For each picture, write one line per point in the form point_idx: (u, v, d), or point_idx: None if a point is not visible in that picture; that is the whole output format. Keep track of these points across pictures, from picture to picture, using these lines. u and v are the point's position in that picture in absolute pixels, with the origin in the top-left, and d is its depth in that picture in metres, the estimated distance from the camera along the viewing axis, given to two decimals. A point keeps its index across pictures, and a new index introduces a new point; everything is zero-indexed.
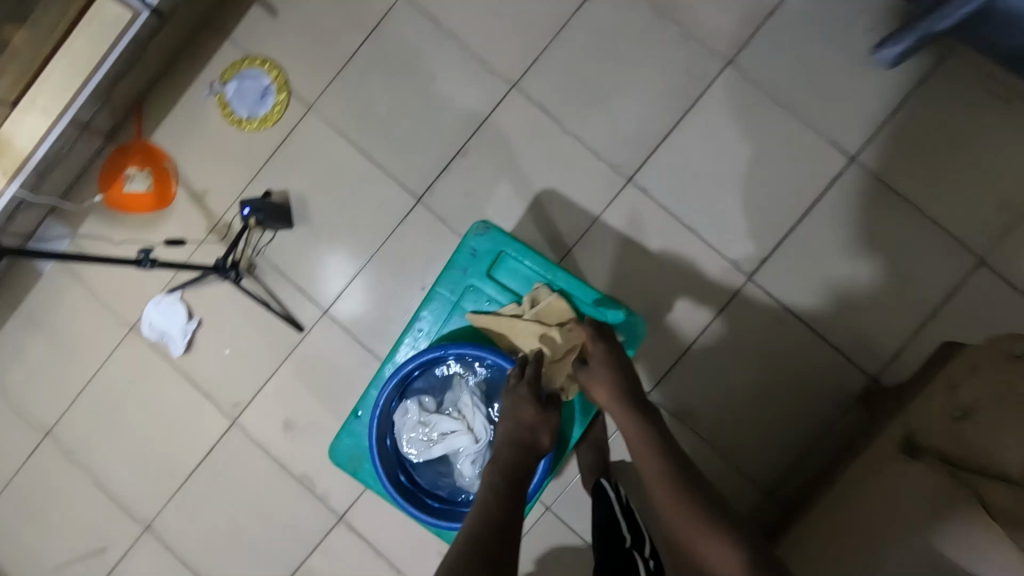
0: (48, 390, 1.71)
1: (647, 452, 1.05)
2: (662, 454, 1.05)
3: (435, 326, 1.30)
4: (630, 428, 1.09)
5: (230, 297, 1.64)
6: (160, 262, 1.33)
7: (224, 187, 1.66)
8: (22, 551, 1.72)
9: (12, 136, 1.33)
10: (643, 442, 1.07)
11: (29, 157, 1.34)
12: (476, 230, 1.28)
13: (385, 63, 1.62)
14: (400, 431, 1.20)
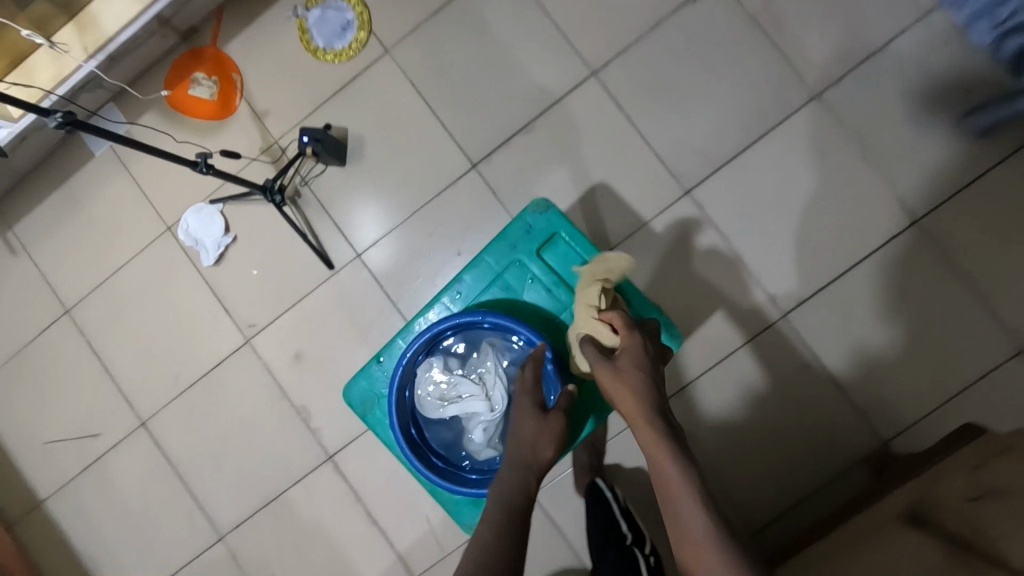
0: (76, 271, 1.74)
1: (668, 473, 0.93)
2: (685, 475, 0.92)
3: (473, 292, 1.30)
4: (649, 441, 0.97)
5: (269, 220, 1.65)
6: (216, 170, 1.31)
7: (286, 111, 1.65)
8: (18, 418, 1.76)
9: (100, 15, 1.33)
10: (666, 461, 0.94)
11: (112, 39, 1.33)
12: (536, 207, 1.27)
13: (471, 23, 1.60)
14: (420, 385, 1.21)
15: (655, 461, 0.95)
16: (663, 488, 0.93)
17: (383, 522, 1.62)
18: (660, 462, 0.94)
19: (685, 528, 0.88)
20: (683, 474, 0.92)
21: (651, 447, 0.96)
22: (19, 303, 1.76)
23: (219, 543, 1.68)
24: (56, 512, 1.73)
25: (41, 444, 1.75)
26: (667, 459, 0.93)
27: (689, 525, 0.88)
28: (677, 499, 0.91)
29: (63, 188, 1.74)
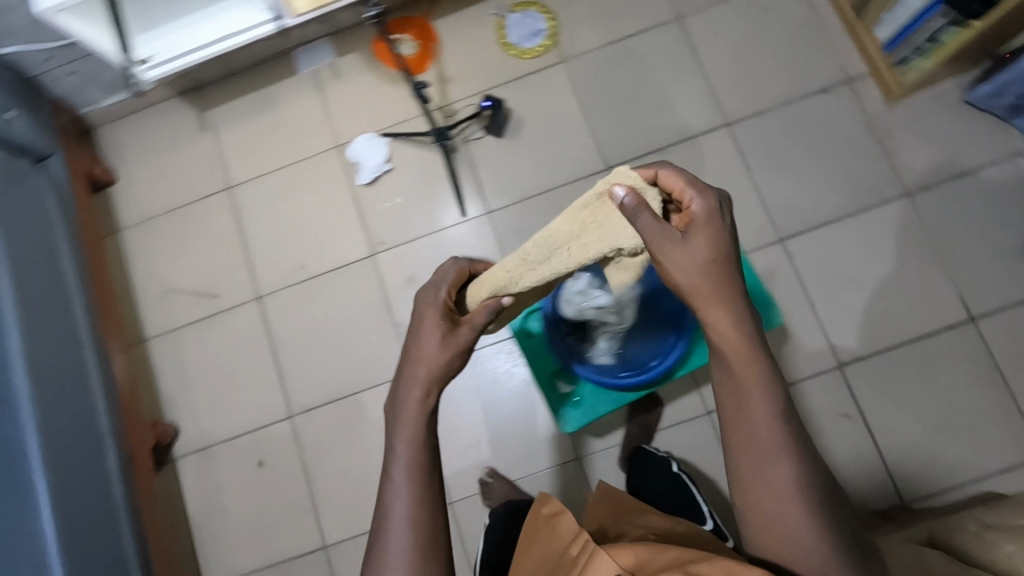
0: (247, 157, 2.02)
1: (752, 391, 0.97)
2: (770, 400, 0.97)
3: None
4: (731, 355, 0.99)
5: (425, 163, 1.93)
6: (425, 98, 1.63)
7: (467, 83, 1.97)
8: (151, 265, 1.98)
9: None
10: (753, 383, 0.97)
11: None
12: None
13: (638, 59, 1.94)
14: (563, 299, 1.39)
15: (742, 378, 0.97)
16: (737, 402, 0.98)
17: (440, 446, 1.80)
18: (746, 382, 0.98)
19: (758, 443, 0.95)
20: (769, 396, 0.97)
21: (736, 366, 0.98)
22: (189, 171, 2.03)
23: (287, 421, 1.85)
24: (155, 354, 1.92)
25: (162, 291, 1.96)
26: (754, 380, 0.97)
27: (763, 440, 0.95)
28: (752, 415, 0.97)
29: (260, 89, 2.05)
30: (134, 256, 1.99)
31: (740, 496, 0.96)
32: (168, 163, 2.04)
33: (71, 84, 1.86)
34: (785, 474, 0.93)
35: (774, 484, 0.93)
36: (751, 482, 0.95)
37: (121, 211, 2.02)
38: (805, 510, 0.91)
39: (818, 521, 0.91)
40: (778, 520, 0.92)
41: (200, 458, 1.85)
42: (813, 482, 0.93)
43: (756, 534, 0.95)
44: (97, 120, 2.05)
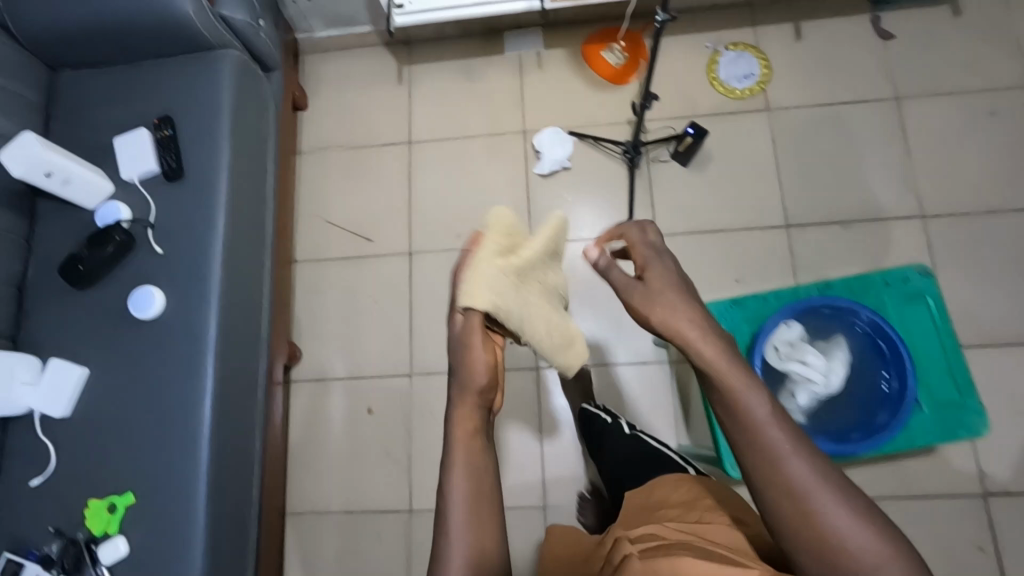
0: (433, 118, 2.06)
1: (745, 398, 0.88)
2: (765, 402, 0.88)
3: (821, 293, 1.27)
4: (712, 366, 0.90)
5: (604, 172, 1.94)
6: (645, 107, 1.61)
7: (666, 105, 1.97)
8: (316, 193, 2.05)
9: None
10: (741, 391, 0.88)
11: None
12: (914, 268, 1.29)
13: (844, 127, 1.90)
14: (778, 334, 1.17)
15: (726, 392, 0.88)
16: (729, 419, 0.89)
17: (548, 448, 1.78)
18: (737, 389, 0.89)
19: (758, 443, 0.86)
20: (759, 395, 0.88)
21: (713, 380, 0.91)
22: (375, 116, 2.10)
23: (407, 379, 1.87)
24: (299, 276, 1.98)
25: (321, 222, 2.03)
26: (740, 385, 0.89)
27: (769, 448, 0.85)
28: (753, 424, 0.86)
29: (463, 57, 2.09)
30: (304, 180, 2.07)
31: (764, 504, 0.85)
32: (358, 103, 2.12)
33: (302, 7, 1.96)
34: (797, 465, 0.84)
35: (802, 487, 0.82)
36: (771, 485, 0.84)
37: (303, 136, 2.11)
38: (834, 500, 0.82)
39: (853, 511, 0.81)
40: (817, 522, 0.81)
41: (314, 388, 1.89)
42: (822, 465, 0.85)
43: (790, 537, 0.83)
44: (307, 46, 2.14)
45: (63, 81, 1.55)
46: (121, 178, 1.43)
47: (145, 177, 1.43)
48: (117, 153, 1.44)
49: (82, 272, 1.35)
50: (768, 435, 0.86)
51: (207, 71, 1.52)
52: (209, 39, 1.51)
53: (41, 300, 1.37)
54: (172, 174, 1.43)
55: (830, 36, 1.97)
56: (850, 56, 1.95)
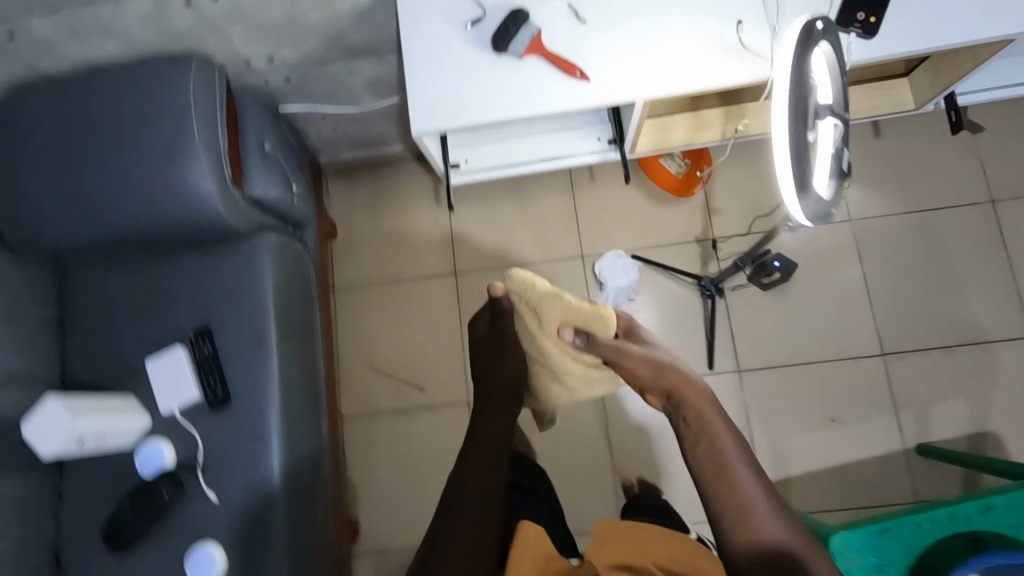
0: (479, 244, 1.87)
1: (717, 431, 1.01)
2: (723, 428, 1.02)
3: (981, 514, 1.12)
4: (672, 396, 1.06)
5: (675, 300, 1.77)
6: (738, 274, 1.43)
7: (735, 220, 1.80)
8: (358, 337, 1.86)
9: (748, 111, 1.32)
10: (713, 423, 1.02)
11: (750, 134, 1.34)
12: None
13: (935, 236, 1.74)
14: None
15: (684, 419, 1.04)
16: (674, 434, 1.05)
17: None
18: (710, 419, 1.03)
19: (722, 470, 0.99)
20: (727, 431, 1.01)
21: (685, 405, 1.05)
22: (413, 243, 1.90)
23: None
24: (349, 434, 1.81)
25: (366, 370, 1.84)
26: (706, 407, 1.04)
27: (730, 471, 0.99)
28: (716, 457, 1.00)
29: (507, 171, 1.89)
30: (342, 322, 1.88)
31: (716, 526, 0.99)
32: (393, 228, 1.91)
33: (327, 137, 1.74)
34: (746, 480, 0.99)
35: (749, 504, 0.97)
36: (721, 501, 0.98)
37: (337, 269, 1.91)
38: (772, 512, 0.97)
39: (777, 511, 0.97)
40: (757, 534, 0.95)
41: (378, 562, 1.73)
42: (766, 483, 1.00)
43: (739, 547, 0.96)
44: (331, 167, 1.93)
45: (74, 285, 1.34)
46: (158, 411, 1.25)
47: (186, 406, 1.25)
48: (153, 381, 1.25)
49: (131, 535, 1.18)
50: (731, 463, 0.99)
51: (239, 264, 1.32)
52: (239, 225, 1.31)
53: (84, 567, 1.20)
54: (218, 401, 1.25)
55: (912, 129, 1.79)
56: (936, 153, 1.78)
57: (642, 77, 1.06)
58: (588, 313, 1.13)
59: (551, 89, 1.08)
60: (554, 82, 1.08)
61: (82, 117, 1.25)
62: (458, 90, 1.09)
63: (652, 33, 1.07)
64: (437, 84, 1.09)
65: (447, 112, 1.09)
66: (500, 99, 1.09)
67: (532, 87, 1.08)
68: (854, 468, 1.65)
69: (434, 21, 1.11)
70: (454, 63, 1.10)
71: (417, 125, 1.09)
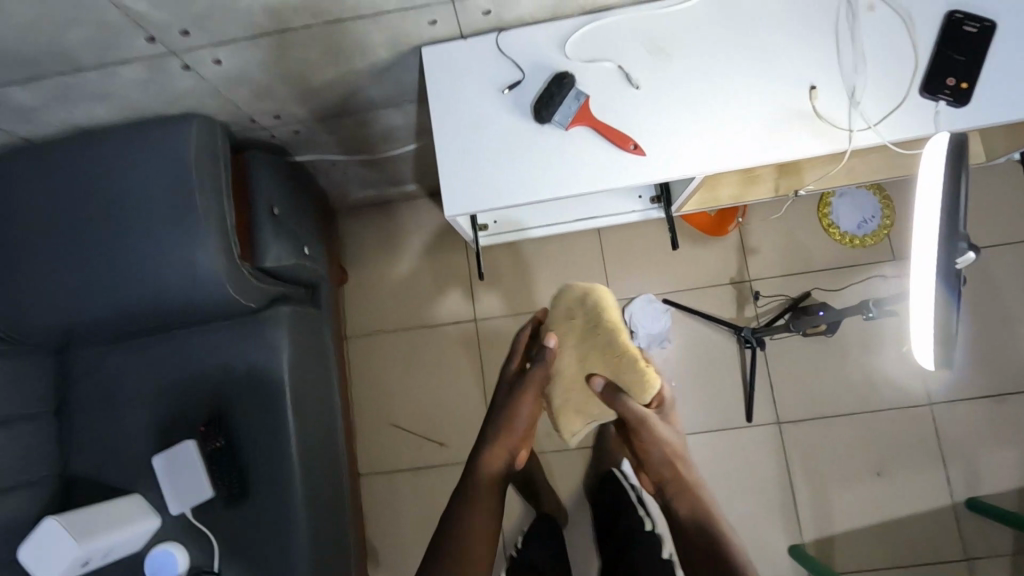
0: (499, 288, 1.76)
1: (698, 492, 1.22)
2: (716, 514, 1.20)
3: None
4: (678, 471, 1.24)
5: (711, 348, 1.67)
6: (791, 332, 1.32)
7: (774, 261, 1.70)
8: (374, 389, 1.76)
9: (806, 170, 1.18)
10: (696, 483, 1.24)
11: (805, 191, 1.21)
12: None
13: (985, 277, 1.65)
14: None
15: (685, 495, 1.22)
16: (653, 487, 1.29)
17: None
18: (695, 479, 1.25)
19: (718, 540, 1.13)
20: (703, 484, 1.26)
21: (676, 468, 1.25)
22: (430, 288, 1.79)
23: None
24: (367, 493, 1.71)
25: (382, 425, 1.74)
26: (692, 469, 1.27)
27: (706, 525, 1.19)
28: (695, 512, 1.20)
29: None
30: (357, 373, 1.77)
31: None
32: (409, 272, 1.80)
33: (338, 181, 1.62)
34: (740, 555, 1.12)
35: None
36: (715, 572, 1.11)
37: (349, 316, 1.80)
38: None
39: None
40: None
41: None
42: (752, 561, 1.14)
43: None
44: (341, 206, 1.80)
45: (71, 366, 1.22)
46: (169, 511, 1.15)
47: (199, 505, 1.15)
48: (161, 479, 1.14)
49: None
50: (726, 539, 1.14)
51: (252, 343, 1.20)
52: (250, 301, 1.19)
53: None
54: (235, 497, 1.16)
55: None
56: (984, 189, 1.68)
57: (708, 151, 0.95)
58: (624, 361, 1.24)
59: (604, 164, 0.96)
60: (607, 155, 0.96)
61: (72, 187, 1.11)
62: (497, 165, 0.98)
63: (718, 101, 0.96)
64: (474, 158, 0.98)
65: (485, 191, 0.97)
66: (545, 175, 0.97)
67: (583, 161, 0.96)
68: (900, 525, 1.57)
69: (472, 88, 1.00)
70: (493, 135, 0.98)
71: (451, 204, 0.97)
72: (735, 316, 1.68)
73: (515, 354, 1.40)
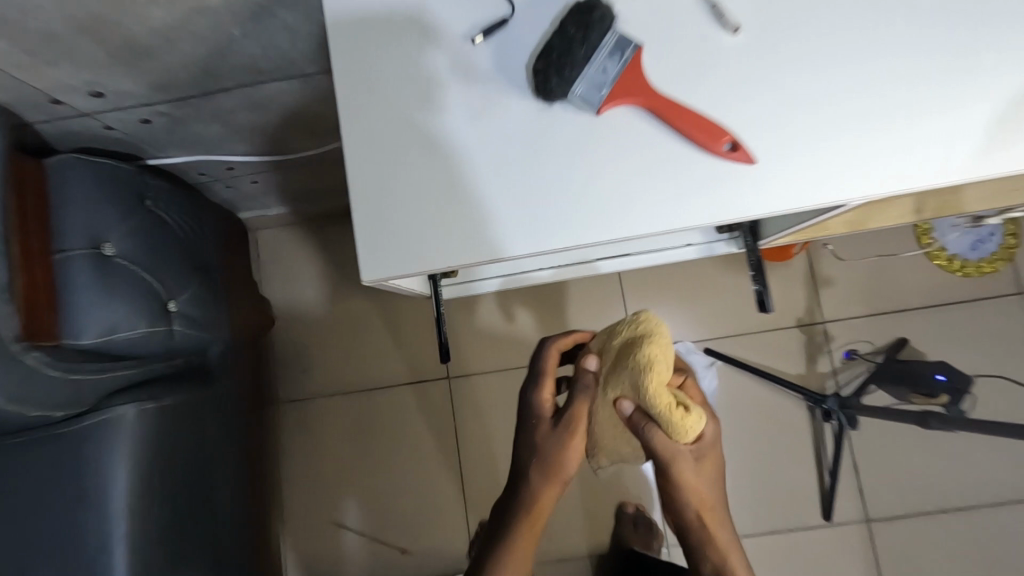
0: (480, 335, 1.29)
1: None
2: None
3: None
4: None
5: (773, 417, 1.22)
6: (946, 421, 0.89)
7: (855, 297, 1.25)
8: (309, 474, 1.28)
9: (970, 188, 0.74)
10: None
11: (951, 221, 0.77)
12: None
13: None
14: None
15: None
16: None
17: None
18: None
19: None
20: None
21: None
22: (385, 334, 1.31)
23: None
24: None
25: (323, 524, 1.27)
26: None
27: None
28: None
29: None
30: (283, 450, 1.29)
31: None
32: (356, 312, 1.32)
33: (247, 191, 1.13)
34: None
35: None
36: None
37: (273, 372, 1.31)
38: None
39: None
40: None
41: None
42: None
43: None
44: (260, 223, 1.31)
45: None
46: None
47: None
48: None
49: None
50: None
51: (75, 466, 0.77)
52: (49, 410, 0.75)
53: None
54: None
55: None
56: None
57: (818, 177, 0.54)
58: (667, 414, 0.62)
59: (640, 197, 0.55)
60: (646, 179, 0.55)
61: None
62: (454, 192, 0.56)
63: (841, 89, 0.55)
64: (414, 180, 0.57)
65: (433, 236, 0.56)
66: (537, 212, 0.55)
67: (607, 189, 0.55)
68: None
69: None
70: None
71: (371, 259, 0.56)
72: (803, 372, 1.22)
73: (546, 374, 0.78)
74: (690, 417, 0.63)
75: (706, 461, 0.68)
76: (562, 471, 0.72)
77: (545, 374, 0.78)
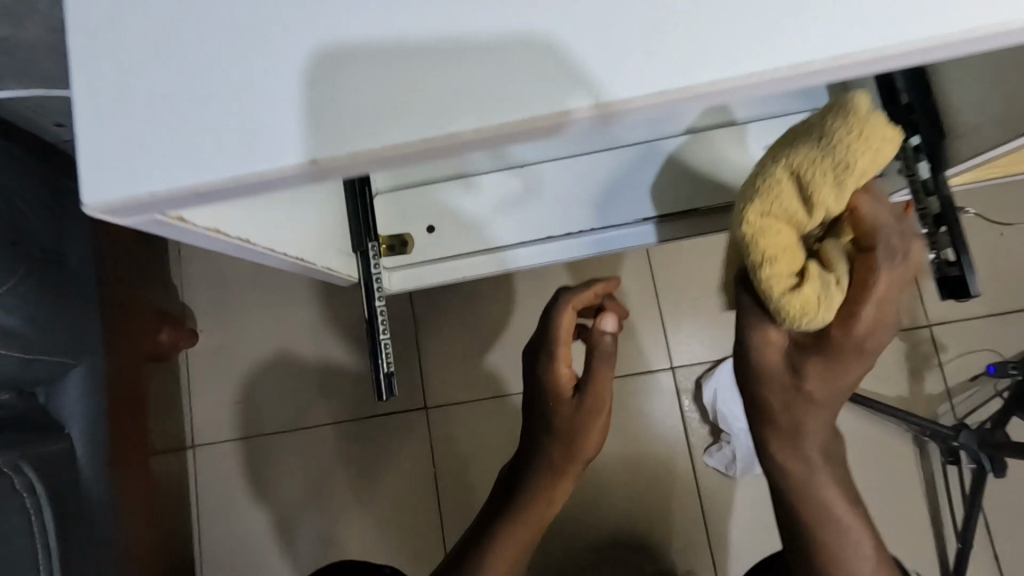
0: (463, 350, 0.96)
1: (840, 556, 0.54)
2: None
3: None
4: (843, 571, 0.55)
5: (866, 459, 0.88)
6: None
7: (970, 291, 0.91)
8: (235, 543, 0.93)
9: None
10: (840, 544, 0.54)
11: None
12: None
13: None
14: None
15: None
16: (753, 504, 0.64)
17: None
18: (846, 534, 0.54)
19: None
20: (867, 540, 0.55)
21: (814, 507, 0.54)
22: (338, 350, 0.98)
23: None
24: None
25: None
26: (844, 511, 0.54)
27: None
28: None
29: None
30: (203, 513, 0.94)
31: None
32: (300, 322, 0.99)
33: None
34: None
35: None
36: None
37: (191, 406, 0.98)
38: None
39: None
40: None
41: None
42: None
43: None
44: None
45: None
46: None
47: None
48: None
49: None
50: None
51: None
52: None
53: None
54: None
55: None
56: None
57: None
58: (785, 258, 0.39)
59: (650, 29, 0.25)
60: (667, 1, 0.25)
61: None
62: (267, 32, 0.27)
63: None
64: (186, 17, 0.28)
65: (221, 122, 0.27)
66: (422, 66, 0.26)
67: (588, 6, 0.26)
68: None
69: None
70: None
71: (101, 171, 0.27)
72: (906, 395, 0.90)
73: (561, 342, 0.59)
74: (808, 298, 0.39)
75: (843, 353, 0.44)
76: (582, 437, 0.59)
77: (559, 337, 0.59)
